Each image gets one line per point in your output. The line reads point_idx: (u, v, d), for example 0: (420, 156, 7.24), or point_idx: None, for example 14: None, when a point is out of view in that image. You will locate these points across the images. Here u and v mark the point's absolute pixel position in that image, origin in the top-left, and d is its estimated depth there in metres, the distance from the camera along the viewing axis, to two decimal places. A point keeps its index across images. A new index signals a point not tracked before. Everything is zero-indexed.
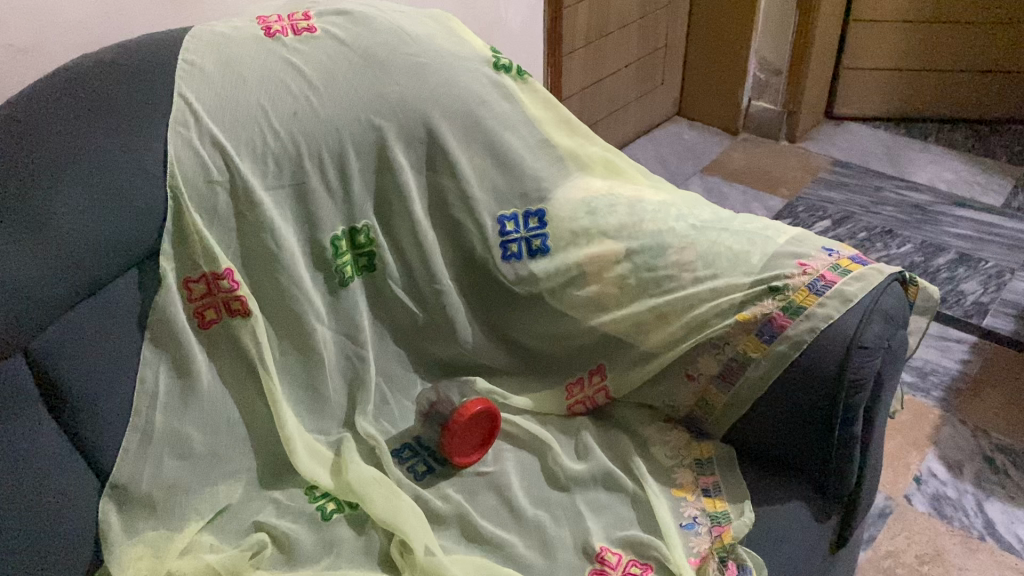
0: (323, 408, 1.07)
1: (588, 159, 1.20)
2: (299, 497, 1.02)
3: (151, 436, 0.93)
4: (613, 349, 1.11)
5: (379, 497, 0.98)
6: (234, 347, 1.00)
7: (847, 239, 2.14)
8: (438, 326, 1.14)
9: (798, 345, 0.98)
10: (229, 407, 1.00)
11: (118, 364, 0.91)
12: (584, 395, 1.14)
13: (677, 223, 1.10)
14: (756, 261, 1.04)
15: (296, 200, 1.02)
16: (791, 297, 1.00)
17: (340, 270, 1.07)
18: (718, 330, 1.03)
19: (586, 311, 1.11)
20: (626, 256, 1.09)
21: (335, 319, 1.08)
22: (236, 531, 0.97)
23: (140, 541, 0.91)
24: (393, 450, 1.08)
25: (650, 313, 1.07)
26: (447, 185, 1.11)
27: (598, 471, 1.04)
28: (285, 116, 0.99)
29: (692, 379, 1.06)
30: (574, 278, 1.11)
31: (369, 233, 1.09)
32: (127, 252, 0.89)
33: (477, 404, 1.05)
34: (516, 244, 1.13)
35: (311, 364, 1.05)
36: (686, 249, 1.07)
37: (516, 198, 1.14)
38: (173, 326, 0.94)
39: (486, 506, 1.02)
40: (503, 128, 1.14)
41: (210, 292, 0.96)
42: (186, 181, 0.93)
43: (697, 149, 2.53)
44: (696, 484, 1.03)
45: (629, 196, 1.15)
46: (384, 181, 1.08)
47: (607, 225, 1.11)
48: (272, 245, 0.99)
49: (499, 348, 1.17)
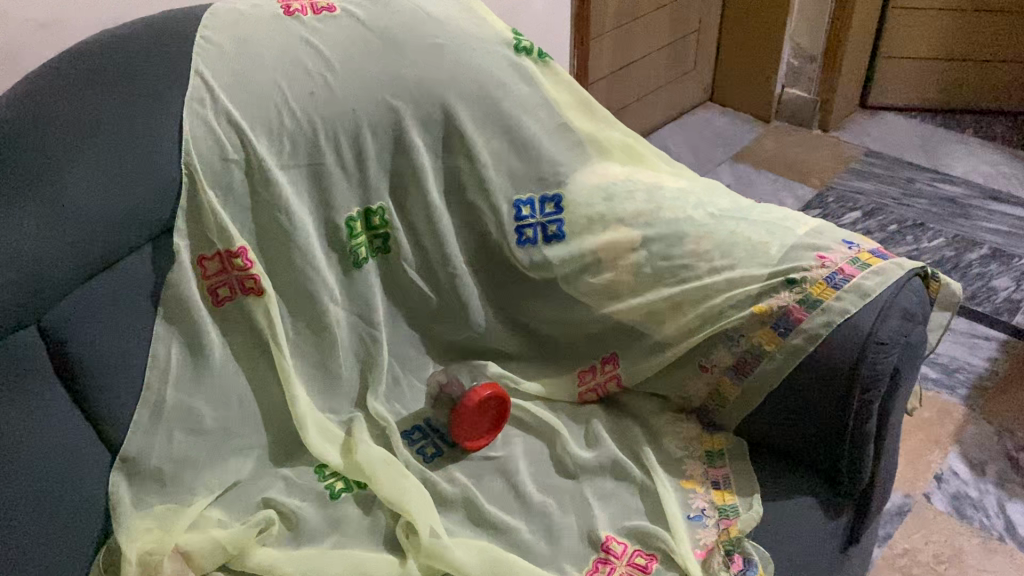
0: (334, 387, 1.08)
1: (608, 143, 1.18)
2: (309, 475, 1.03)
3: (162, 410, 0.94)
4: (626, 337, 1.10)
5: (386, 477, 0.99)
6: (247, 324, 1.00)
7: (876, 231, 2.10)
8: (452, 310, 1.15)
9: (814, 339, 0.97)
10: (241, 384, 1.00)
11: (129, 338, 0.92)
12: (595, 382, 1.13)
13: (695, 211, 1.09)
14: (774, 253, 1.02)
15: (311, 179, 1.02)
16: (808, 290, 0.98)
17: (354, 251, 1.07)
18: (733, 321, 1.01)
19: (600, 298, 1.11)
20: (642, 244, 1.08)
21: (349, 299, 1.08)
22: (244, 507, 0.98)
23: (149, 514, 0.92)
24: (403, 432, 1.08)
25: (665, 302, 1.06)
26: (463, 167, 1.11)
27: (607, 459, 1.03)
28: (301, 95, 0.99)
29: (706, 370, 1.05)
30: (588, 265, 1.11)
31: (384, 215, 1.09)
32: (140, 227, 0.90)
33: (486, 389, 1.04)
34: (531, 230, 1.13)
35: (324, 343, 1.06)
36: (703, 238, 1.06)
37: (533, 182, 1.13)
38: (184, 303, 0.94)
39: (493, 490, 1.02)
40: (521, 111, 1.14)
41: (224, 270, 0.96)
42: (200, 158, 0.93)
43: (727, 136, 2.50)
44: (705, 475, 1.02)
45: (647, 183, 1.13)
46: (400, 163, 1.08)
47: (624, 212, 1.11)
48: (286, 224, 0.99)
49: (512, 333, 1.18)
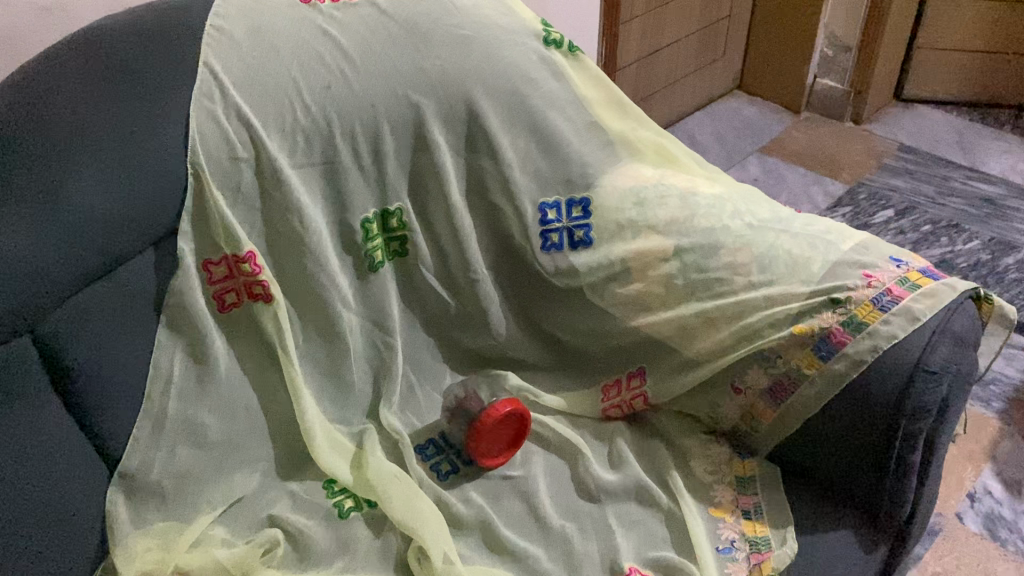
0: (346, 397, 1.03)
1: (641, 144, 1.12)
2: (318, 491, 0.98)
3: (164, 423, 0.89)
4: (654, 352, 1.04)
5: (399, 497, 0.94)
6: (255, 330, 0.95)
7: (909, 231, 2.03)
8: (471, 317, 1.09)
9: (858, 364, 0.90)
10: (248, 394, 0.95)
11: (130, 348, 0.86)
12: (620, 399, 1.07)
13: (732, 221, 1.02)
14: (816, 269, 0.96)
15: (326, 178, 0.96)
16: (853, 311, 0.92)
17: (370, 254, 1.01)
18: (771, 341, 0.95)
19: (629, 310, 1.04)
20: (674, 254, 1.02)
21: (363, 305, 1.03)
22: (248, 524, 0.93)
23: (148, 532, 0.87)
24: (417, 446, 1.03)
25: (698, 317, 1.00)
26: (487, 167, 1.05)
27: (631, 482, 0.98)
28: (317, 90, 0.93)
29: (739, 391, 0.99)
30: (617, 274, 1.04)
31: (401, 216, 1.03)
32: (143, 231, 0.84)
33: (505, 405, 0.98)
34: (557, 234, 1.07)
35: (336, 351, 1.00)
36: (740, 250, 0.99)
37: (559, 185, 1.07)
38: (188, 310, 0.88)
39: (511, 513, 0.96)
40: (549, 109, 1.07)
41: (231, 276, 0.91)
42: (208, 156, 0.87)
43: (756, 126, 2.42)
44: (735, 503, 0.96)
45: (682, 188, 1.07)
46: (421, 161, 1.02)
47: (656, 219, 1.04)
48: (298, 227, 0.93)
49: (534, 343, 1.12)
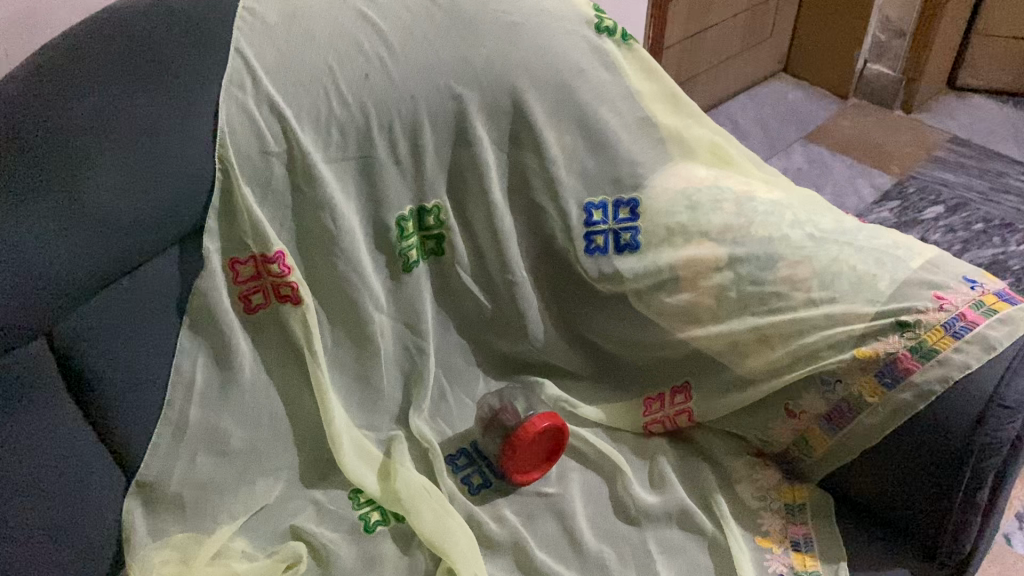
0: (375, 402, 0.98)
1: (694, 143, 1.05)
2: (343, 502, 0.93)
3: (185, 430, 0.84)
4: (702, 368, 0.99)
5: (427, 514, 0.89)
6: (282, 333, 0.90)
7: (960, 229, 1.94)
8: (508, 320, 1.04)
9: (925, 396, 0.84)
10: (273, 400, 0.90)
11: (151, 351, 0.81)
12: (664, 415, 1.01)
13: (792, 230, 0.95)
14: (884, 288, 0.89)
15: (361, 174, 0.90)
16: (922, 336, 0.85)
17: (404, 254, 0.96)
18: (831, 364, 0.89)
19: (677, 321, 0.98)
20: (728, 264, 0.95)
21: (395, 306, 0.98)
22: (269, 536, 0.89)
23: (167, 544, 0.83)
24: (448, 456, 0.98)
25: (751, 334, 0.94)
26: (530, 164, 0.99)
27: (673, 506, 0.92)
28: (354, 80, 0.87)
29: (793, 415, 0.93)
30: (665, 282, 0.98)
31: (439, 214, 0.97)
32: (167, 228, 0.78)
33: (544, 420, 0.93)
34: (602, 237, 1.01)
35: (366, 355, 0.95)
36: (800, 264, 0.93)
37: (607, 184, 1.01)
38: (212, 312, 0.83)
39: (545, 533, 0.91)
40: (599, 104, 1.01)
41: (258, 275, 0.85)
42: (237, 151, 0.81)
43: (801, 112, 2.33)
44: (784, 534, 0.91)
45: (737, 192, 1.00)
46: (461, 156, 0.96)
47: (709, 225, 0.98)
48: (330, 226, 0.88)
49: (573, 349, 1.06)
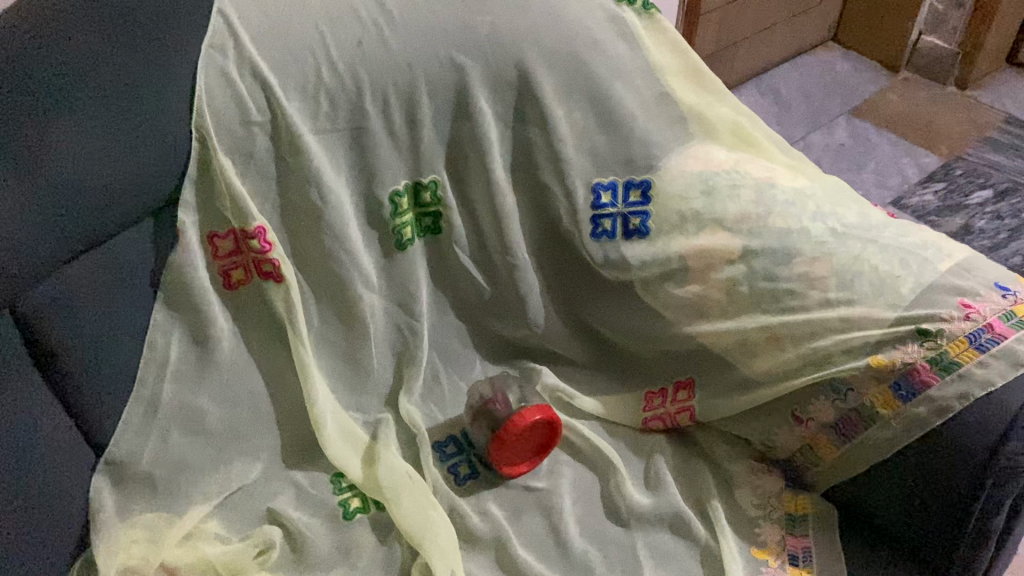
0: (363, 383, 0.95)
1: (715, 123, 0.98)
2: (324, 486, 0.90)
3: (157, 409, 0.81)
4: (708, 366, 0.93)
5: (407, 504, 0.86)
6: (264, 309, 0.86)
7: (1008, 216, 1.84)
8: (508, 303, 0.99)
9: (942, 413, 0.78)
10: (253, 378, 0.87)
11: (121, 326, 0.78)
12: (664, 411, 0.96)
13: (813, 224, 0.89)
14: (906, 293, 0.82)
15: (352, 146, 0.85)
16: (943, 347, 0.79)
17: (398, 232, 0.91)
18: (843, 371, 0.83)
19: (683, 314, 0.93)
20: (741, 257, 0.90)
21: (388, 285, 0.93)
22: (245, 518, 0.86)
23: (136, 523, 0.80)
24: (436, 443, 0.94)
25: (761, 333, 0.88)
26: (536, 140, 0.93)
27: (666, 510, 0.88)
28: (346, 46, 0.81)
29: (800, 422, 0.87)
30: (672, 272, 0.93)
31: (436, 190, 0.91)
32: (141, 198, 0.74)
33: (534, 413, 0.88)
34: (610, 221, 0.95)
35: (354, 335, 0.92)
36: (818, 261, 0.87)
37: (618, 164, 0.95)
38: (188, 287, 0.80)
39: (530, 530, 0.88)
40: (613, 78, 0.94)
41: (238, 251, 0.82)
42: (216, 119, 0.76)
43: (848, 84, 2.22)
44: (782, 546, 0.86)
45: (757, 178, 0.94)
46: (461, 130, 0.90)
47: (724, 213, 0.92)
48: (317, 201, 0.83)
49: (574, 337, 1.01)
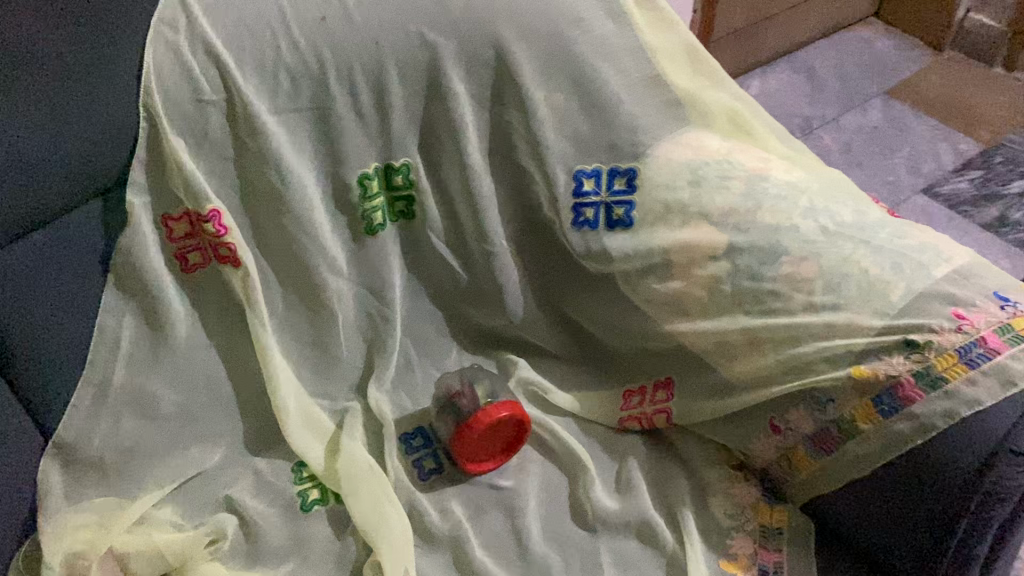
0: (331, 370, 0.92)
1: (709, 110, 0.93)
2: (284, 474, 0.89)
3: (108, 393, 0.79)
4: (688, 367, 0.89)
5: (364, 498, 0.84)
6: (223, 292, 0.84)
7: None
8: (485, 292, 0.95)
9: (925, 431, 0.73)
10: (212, 362, 0.85)
11: (70, 309, 0.75)
12: (641, 411, 0.92)
13: (803, 221, 0.83)
14: (895, 299, 0.77)
15: (315, 126, 0.81)
16: (931, 361, 0.73)
17: (367, 216, 0.88)
18: (824, 380, 0.78)
19: (663, 311, 0.88)
20: (726, 253, 0.84)
21: (357, 270, 0.90)
22: (201, 505, 0.85)
23: (85, 508, 0.80)
24: (403, 435, 0.91)
25: (741, 335, 0.83)
26: (514, 123, 0.88)
27: (634, 517, 0.84)
28: (307, 22, 0.77)
29: (777, 431, 0.83)
30: (654, 267, 0.88)
31: (408, 173, 0.88)
32: (83, 179, 0.72)
33: (502, 410, 0.84)
34: (592, 210, 0.90)
35: (320, 320, 0.89)
36: (805, 261, 0.81)
37: (601, 151, 0.90)
38: (140, 270, 0.77)
39: (491, 531, 0.85)
40: (599, 59, 0.89)
41: (194, 233, 0.79)
42: (166, 98, 0.73)
43: (887, 62, 2.12)
44: (752, 560, 0.82)
45: (749, 169, 0.88)
46: (434, 111, 0.86)
47: (711, 205, 0.86)
48: (277, 183, 0.80)
49: (554, 329, 0.97)
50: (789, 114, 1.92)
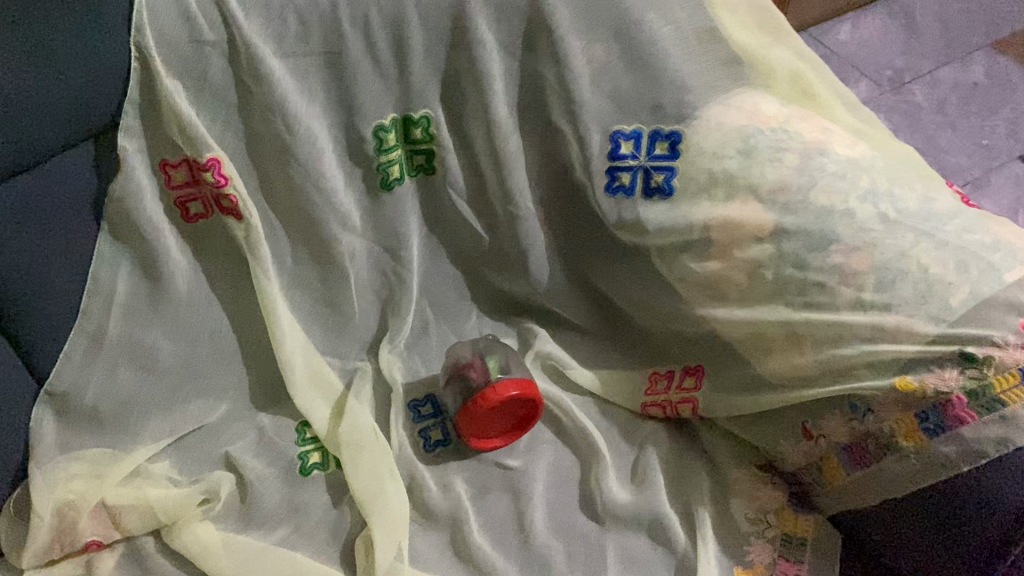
0: (342, 330, 0.88)
1: (770, 71, 0.82)
2: (288, 434, 0.86)
3: (103, 343, 0.77)
4: (721, 357, 0.82)
5: (363, 467, 0.80)
6: (227, 245, 0.80)
7: None
8: (509, 257, 0.89)
9: (972, 457, 0.65)
10: (216, 316, 0.82)
11: (63, 254, 0.72)
12: (665, 399, 0.86)
13: (860, 206, 0.73)
14: (956, 305, 0.67)
15: (328, 72, 0.75)
16: (988, 380, 0.65)
17: (383, 170, 0.82)
18: (864, 388, 0.70)
19: (697, 293, 0.81)
20: (771, 236, 0.75)
21: (373, 227, 0.85)
22: (200, 460, 0.83)
23: (80, 457, 0.78)
24: (411, 402, 0.88)
25: (780, 329, 0.76)
26: (547, 77, 0.80)
27: (645, 513, 0.79)
28: None
29: (809, 436, 0.76)
30: (691, 243, 0.80)
31: (428, 126, 0.81)
32: (71, 122, 0.67)
33: (509, 389, 0.79)
34: (628, 175, 0.82)
35: (331, 278, 0.84)
36: (857, 253, 0.72)
37: (644, 111, 0.81)
38: (136, 219, 0.73)
39: (493, 512, 0.81)
40: (647, 8, 0.79)
41: (194, 182, 0.74)
42: (161, 38, 0.68)
43: (998, 11, 1.92)
44: (770, 571, 0.76)
45: (807, 140, 0.78)
46: (459, 60, 0.78)
47: (761, 180, 0.77)
48: (284, 133, 0.75)
49: (580, 300, 0.91)
50: (879, 65, 1.77)
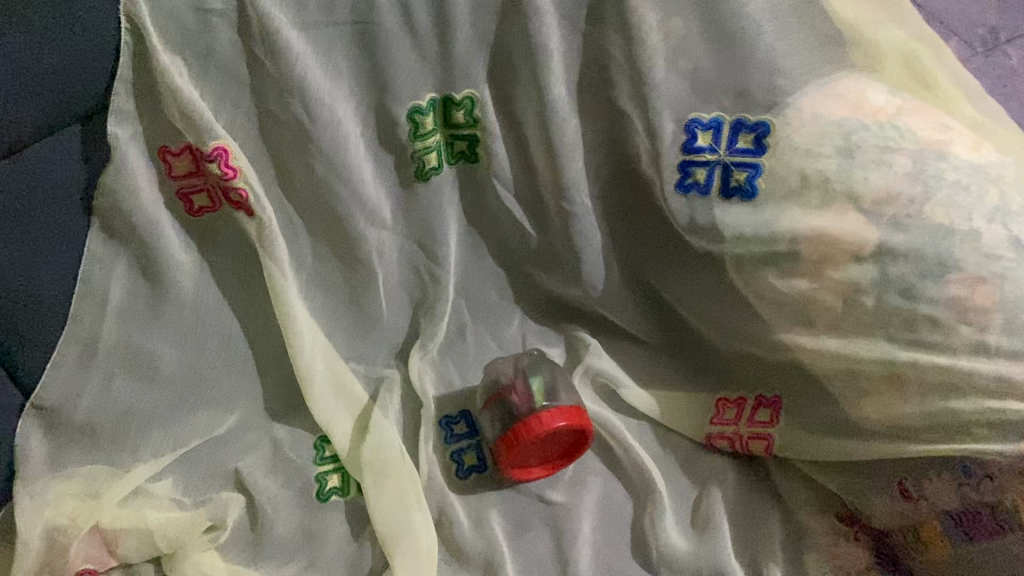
0: (368, 333, 0.78)
1: (880, 49, 0.67)
2: (305, 450, 0.77)
3: (96, 351, 0.68)
4: (803, 392, 0.72)
5: (389, 498, 0.71)
6: (238, 243, 0.69)
7: None
8: (560, 260, 0.78)
9: None
10: (226, 321, 0.72)
11: (48, 253, 0.62)
12: (733, 431, 0.77)
13: (987, 225, 0.60)
14: None
15: (356, 45, 0.63)
16: None
17: (418, 159, 0.70)
18: (984, 452, 0.61)
19: (780, 316, 0.70)
20: (873, 257, 0.63)
21: (405, 222, 0.74)
22: (208, 476, 0.74)
23: (71, 475, 0.70)
24: (443, 419, 0.79)
25: (881, 368, 0.65)
26: (614, 52, 0.66)
27: (705, 565, 0.70)
28: None
29: (908, 498, 0.67)
30: (776, 256, 0.68)
31: (472, 108, 0.69)
32: (51, 105, 0.56)
33: (556, 419, 0.69)
34: (704, 170, 0.69)
35: (356, 278, 0.74)
36: (981, 285, 0.60)
37: (727, 96, 0.67)
38: (131, 216, 0.63)
39: (532, 553, 0.72)
40: None
41: (198, 173, 0.64)
42: (156, 5, 0.56)
43: None
44: None
45: (922, 140, 0.63)
46: (510, 30, 0.65)
47: (865, 186, 0.63)
48: (305, 120, 0.64)
49: (639, 308, 0.80)
50: None
